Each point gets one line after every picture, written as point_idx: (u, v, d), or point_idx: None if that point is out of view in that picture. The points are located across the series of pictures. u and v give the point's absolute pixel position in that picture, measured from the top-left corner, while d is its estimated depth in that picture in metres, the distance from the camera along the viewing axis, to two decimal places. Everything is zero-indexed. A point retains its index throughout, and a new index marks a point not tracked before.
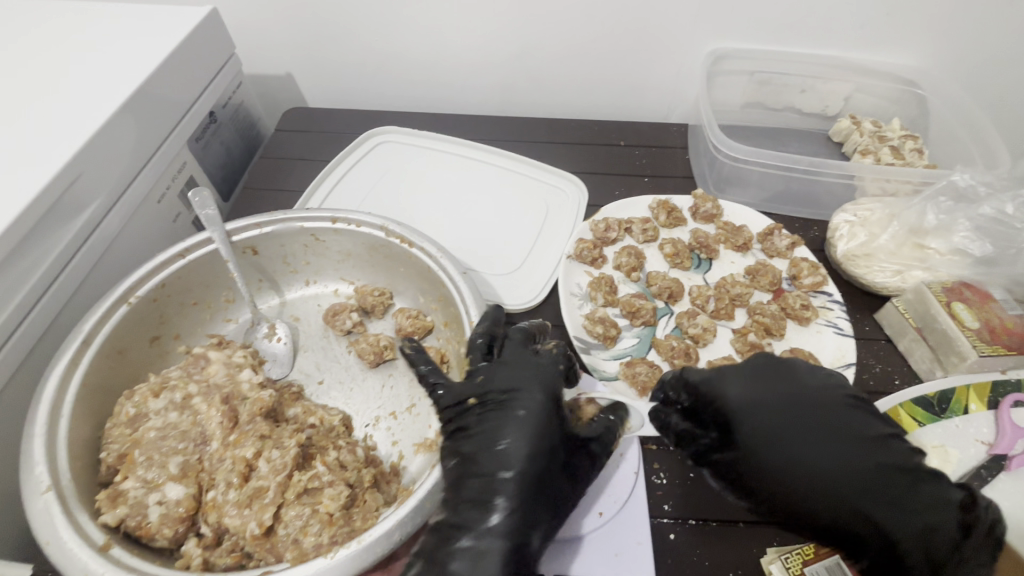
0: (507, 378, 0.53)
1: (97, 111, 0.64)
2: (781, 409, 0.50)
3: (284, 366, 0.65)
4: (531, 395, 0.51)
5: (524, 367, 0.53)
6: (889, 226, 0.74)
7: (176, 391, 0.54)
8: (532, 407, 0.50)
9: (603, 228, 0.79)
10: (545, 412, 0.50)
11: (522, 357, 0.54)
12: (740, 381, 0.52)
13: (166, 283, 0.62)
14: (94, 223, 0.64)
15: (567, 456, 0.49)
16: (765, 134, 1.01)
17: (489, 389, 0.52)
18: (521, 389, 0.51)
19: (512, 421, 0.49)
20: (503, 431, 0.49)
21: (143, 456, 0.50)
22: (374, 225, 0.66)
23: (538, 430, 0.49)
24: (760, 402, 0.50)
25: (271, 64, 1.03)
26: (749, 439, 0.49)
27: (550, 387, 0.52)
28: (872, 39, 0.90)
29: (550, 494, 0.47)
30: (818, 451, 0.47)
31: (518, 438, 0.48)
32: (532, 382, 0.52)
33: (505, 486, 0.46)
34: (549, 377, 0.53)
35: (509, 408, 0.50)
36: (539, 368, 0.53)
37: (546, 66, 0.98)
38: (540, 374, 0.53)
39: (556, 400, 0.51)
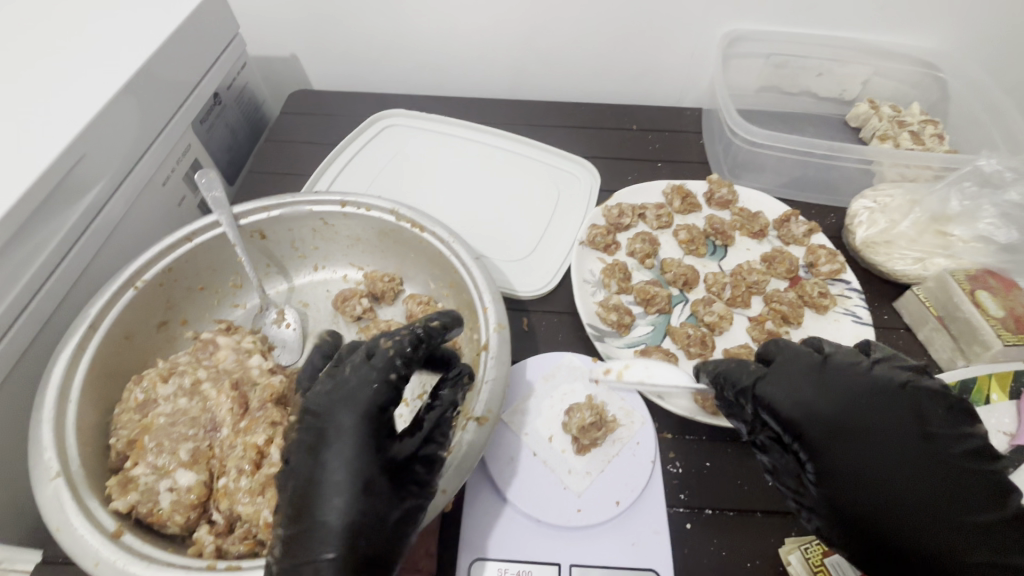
0: (324, 400, 0.45)
1: (100, 90, 0.62)
2: (853, 409, 0.46)
3: (294, 352, 0.64)
4: (339, 421, 0.43)
5: (340, 383, 0.45)
6: (910, 213, 0.72)
7: (185, 376, 0.54)
8: (340, 438, 0.43)
9: (617, 213, 0.77)
10: (355, 440, 0.43)
11: (349, 372, 0.46)
12: (802, 382, 0.48)
13: (173, 267, 0.60)
14: (98, 206, 0.63)
15: (386, 487, 0.42)
16: (781, 119, 0.99)
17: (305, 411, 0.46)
18: (332, 415, 0.44)
19: (324, 456, 0.42)
20: (316, 469, 0.42)
21: (153, 442, 0.49)
22: (384, 209, 0.65)
23: (352, 464, 0.42)
24: (831, 403, 0.47)
25: (275, 45, 1.01)
26: (820, 441, 0.46)
27: (364, 407, 0.44)
28: (893, 19, 0.88)
29: (376, 536, 0.41)
30: (891, 454, 0.44)
31: (328, 478, 0.41)
32: (341, 405, 0.44)
33: (324, 537, 0.40)
34: (366, 394, 0.45)
35: (322, 436, 0.43)
36: (358, 382, 0.45)
37: (558, 47, 0.95)
38: (356, 392, 0.45)
39: (373, 420, 0.44)
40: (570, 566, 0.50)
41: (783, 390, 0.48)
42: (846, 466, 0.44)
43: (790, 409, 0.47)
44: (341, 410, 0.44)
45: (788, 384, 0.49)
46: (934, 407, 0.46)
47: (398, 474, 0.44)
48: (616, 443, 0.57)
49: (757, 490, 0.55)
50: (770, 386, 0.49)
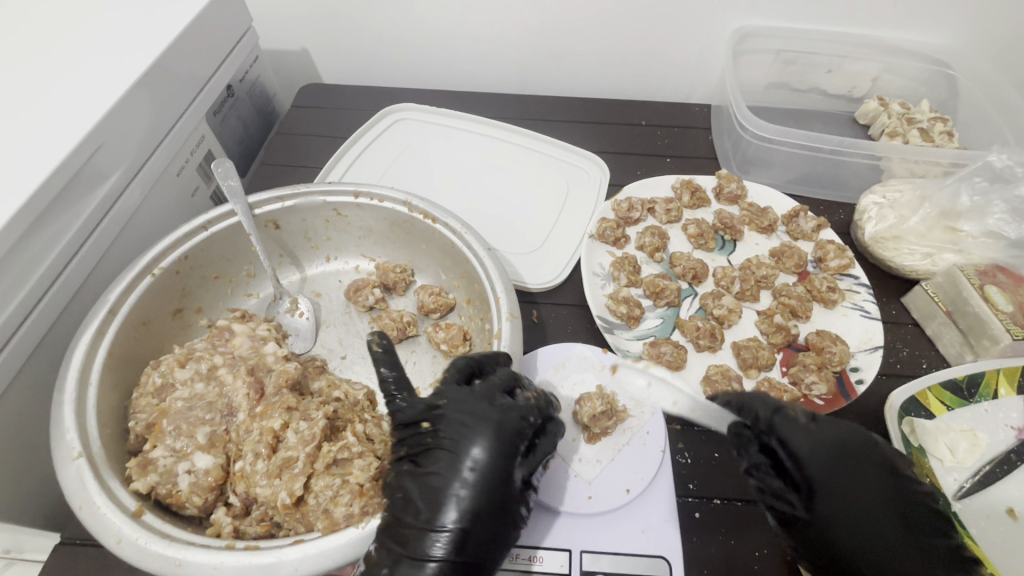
0: (461, 418, 0.47)
1: (118, 81, 0.63)
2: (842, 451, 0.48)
3: (307, 340, 0.64)
4: (483, 439, 0.46)
5: (483, 405, 0.48)
6: (919, 208, 0.73)
7: (201, 361, 0.54)
8: (484, 454, 0.45)
9: (626, 208, 0.78)
10: (496, 461, 0.45)
11: (493, 399, 0.48)
12: (811, 425, 0.49)
13: (189, 255, 0.61)
14: (115, 195, 0.63)
15: (507, 510, 0.45)
16: (790, 115, 0.99)
17: (439, 422, 0.47)
18: (475, 431, 0.46)
19: (459, 468, 0.45)
20: (439, 480, 0.44)
21: (171, 426, 0.50)
22: (397, 201, 0.65)
23: (485, 483, 0.44)
24: (834, 446, 0.48)
25: (287, 40, 1.01)
26: (823, 480, 0.47)
27: (506, 435, 0.46)
28: (902, 16, 0.88)
29: (485, 549, 0.43)
30: (875, 498, 0.46)
31: (458, 491, 0.44)
32: (490, 421, 0.47)
33: (439, 539, 0.42)
34: (512, 423, 0.47)
35: (455, 450, 0.46)
36: (503, 410, 0.48)
37: (568, 43, 0.96)
38: (503, 418, 0.47)
39: (511, 449, 0.46)
40: (581, 552, 0.50)
41: (799, 430, 0.49)
42: (840, 502, 0.46)
43: (803, 448, 0.48)
44: (479, 431, 0.46)
45: (802, 424, 0.49)
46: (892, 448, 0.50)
47: (520, 495, 0.46)
48: (626, 432, 0.58)
49: None
50: (788, 424, 0.49)
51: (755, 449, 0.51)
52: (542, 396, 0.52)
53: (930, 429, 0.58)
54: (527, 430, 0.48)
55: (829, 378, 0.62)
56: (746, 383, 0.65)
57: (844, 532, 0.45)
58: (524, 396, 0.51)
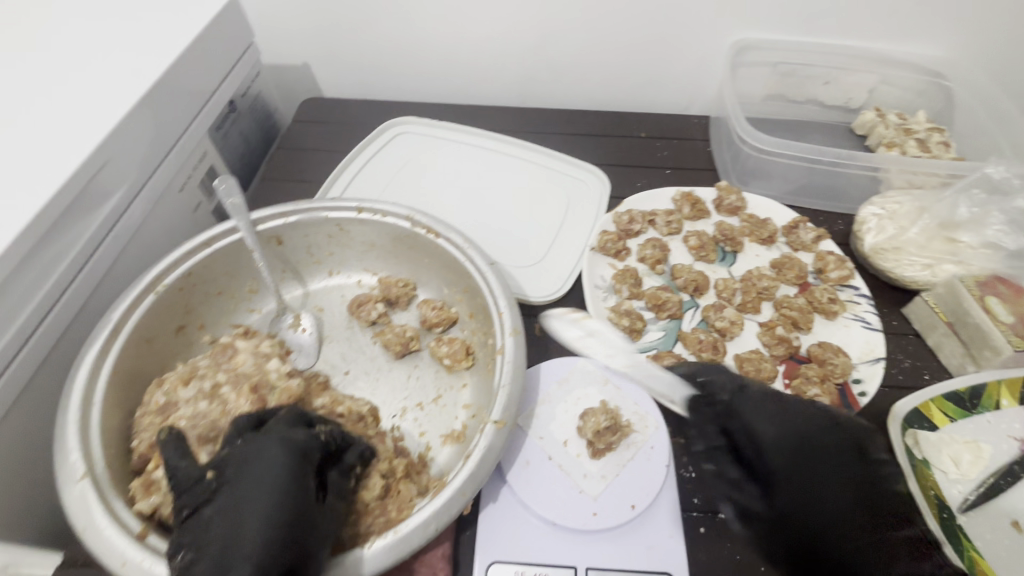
0: (240, 455, 0.44)
1: (122, 99, 0.63)
2: (801, 447, 0.52)
3: (310, 356, 0.64)
4: (253, 471, 0.42)
5: (262, 437, 0.45)
6: (918, 219, 0.73)
7: (205, 380, 0.54)
8: (272, 470, 0.42)
9: (627, 220, 0.79)
10: (274, 489, 0.42)
11: (278, 427, 0.46)
12: (769, 416, 0.54)
13: (192, 272, 0.61)
14: (119, 212, 0.64)
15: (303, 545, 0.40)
16: (789, 126, 1.00)
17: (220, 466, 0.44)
18: (254, 461, 0.43)
19: (262, 485, 0.42)
20: (224, 523, 0.40)
21: (175, 445, 0.50)
22: (400, 216, 0.66)
23: (277, 494, 0.41)
24: (796, 432, 0.53)
25: (288, 55, 1.02)
26: (783, 470, 0.52)
27: (281, 460, 0.43)
28: (898, 29, 0.89)
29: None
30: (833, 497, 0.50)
31: (242, 528, 0.40)
32: (272, 456, 0.43)
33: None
34: (292, 445, 0.44)
35: (241, 484, 0.42)
36: (287, 432, 0.46)
37: (567, 57, 0.97)
38: (285, 444, 0.44)
39: (294, 476, 0.43)
40: (587, 569, 0.50)
41: (759, 419, 0.54)
42: (797, 491, 0.51)
43: (764, 440, 0.53)
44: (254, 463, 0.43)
45: (762, 416, 0.54)
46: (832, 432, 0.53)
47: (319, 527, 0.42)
48: (631, 447, 0.57)
49: None
50: (757, 417, 0.54)
51: (711, 432, 0.57)
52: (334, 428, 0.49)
53: (932, 441, 0.58)
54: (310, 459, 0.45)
55: (832, 391, 0.63)
56: None
57: (816, 517, 0.49)
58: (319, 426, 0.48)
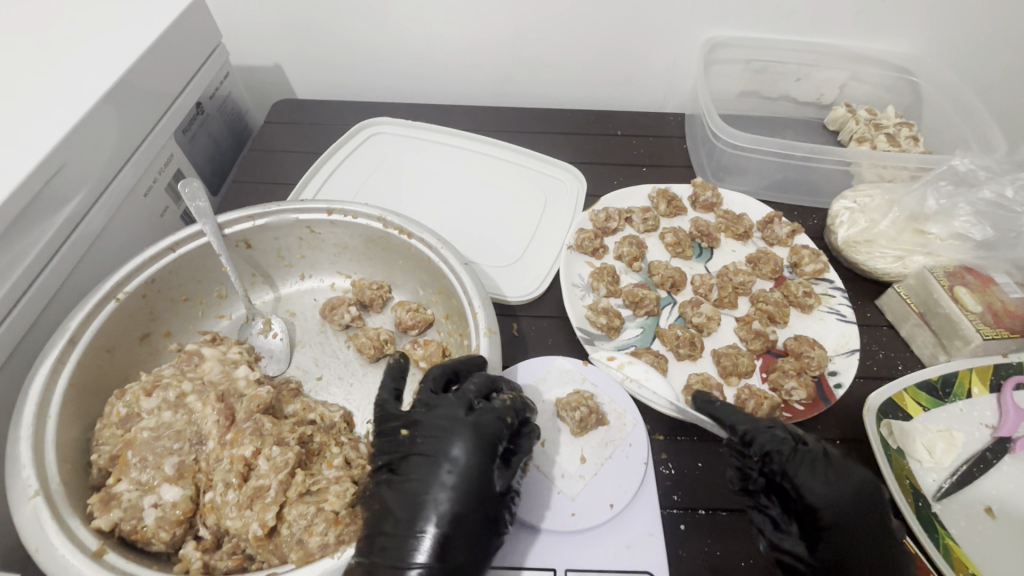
0: (437, 423, 0.47)
1: (77, 100, 0.61)
2: (853, 507, 0.47)
3: (280, 362, 0.63)
4: (461, 440, 0.46)
5: (460, 411, 0.48)
6: (889, 212, 0.74)
7: (169, 389, 0.52)
8: (462, 459, 0.45)
9: (604, 218, 0.78)
10: (475, 455, 0.45)
11: (451, 411, 0.48)
12: (824, 473, 0.49)
13: (156, 278, 0.59)
14: (78, 217, 0.61)
15: (489, 506, 0.44)
16: (762, 124, 1.01)
17: (419, 426, 0.47)
18: (455, 433, 0.46)
19: (439, 472, 0.44)
20: (422, 482, 0.44)
21: (136, 457, 0.47)
22: (372, 216, 0.64)
23: (465, 483, 0.44)
24: (845, 492, 0.48)
25: (258, 55, 1.00)
26: (828, 517, 0.47)
27: (485, 435, 0.46)
28: (866, 27, 0.90)
29: (468, 555, 0.42)
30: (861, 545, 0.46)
31: (440, 485, 0.44)
32: (463, 427, 0.46)
33: (421, 544, 0.41)
34: (487, 427, 0.47)
35: (443, 449, 0.45)
36: (475, 415, 0.47)
37: (541, 56, 0.96)
38: (479, 420, 0.47)
39: (490, 451, 0.46)
40: (565, 571, 0.50)
41: (812, 476, 0.49)
42: (836, 536, 0.47)
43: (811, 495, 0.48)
44: (460, 433, 0.46)
45: (813, 472, 0.49)
46: (853, 482, 0.48)
47: (501, 502, 0.46)
48: (608, 446, 0.57)
49: None
50: (797, 470, 0.49)
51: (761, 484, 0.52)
52: (519, 399, 0.51)
53: (904, 431, 0.59)
54: (507, 430, 0.48)
55: (808, 384, 0.62)
56: (727, 391, 0.64)
57: (847, 550, 0.46)
58: (501, 398, 0.50)
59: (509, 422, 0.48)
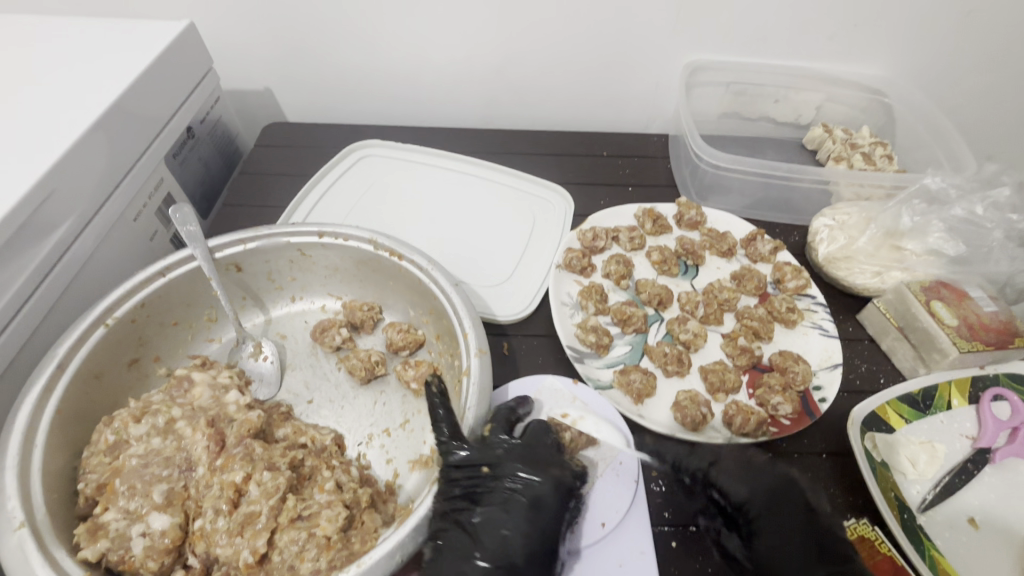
0: (520, 466, 0.52)
1: (69, 128, 0.62)
2: (775, 501, 0.52)
3: (271, 386, 0.62)
4: (544, 485, 0.51)
5: (544, 460, 0.53)
6: (866, 229, 0.76)
7: (159, 415, 0.52)
8: (547, 504, 0.51)
9: (591, 237, 0.80)
10: (556, 499, 0.51)
11: (544, 456, 0.54)
12: (741, 474, 0.54)
13: (146, 303, 0.59)
14: (67, 242, 0.62)
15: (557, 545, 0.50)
16: (743, 144, 1.04)
17: (504, 466, 0.51)
18: (539, 478, 0.52)
19: (522, 511, 0.49)
20: (503, 519, 0.49)
21: (124, 485, 0.47)
22: (362, 239, 0.65)
23: (545, 525, 0.49)
24: (762, 488, 0.53)
25: (249, 79, 1.01)
26: (754, 514, 0.52)
27: (562, 485, 0.52)
28: (839, 52, 0.94)
29: None
30: (798, 539, 0.50)
31: (524, 522, 0.49)
32: (549, 474, 0.52)
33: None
34: (565, 477, 0.53)
35: (528, 490, 0.50)
36: (557, 464, 0.54)
37: (528, 80, 0.99)
38: (559, 470, 0.53)
39: (564, 499, 0.52)
40: None
41: (731, 478, 0.54)
42: (765, 530, 0.51)
43: (734, 495, 0.53)
44: (546, 481, 0.52)
45: (734, 475, 0.54)
46: (773, 481, 0.53)
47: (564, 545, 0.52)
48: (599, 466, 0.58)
49: None
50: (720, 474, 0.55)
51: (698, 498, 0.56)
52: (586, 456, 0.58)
53: (888, 443, 0.60)
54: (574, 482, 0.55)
55: (793, 399, 0.64)
56: (715, 408, 0.65)
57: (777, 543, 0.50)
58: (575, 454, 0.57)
59: (576, 475, 0.55)
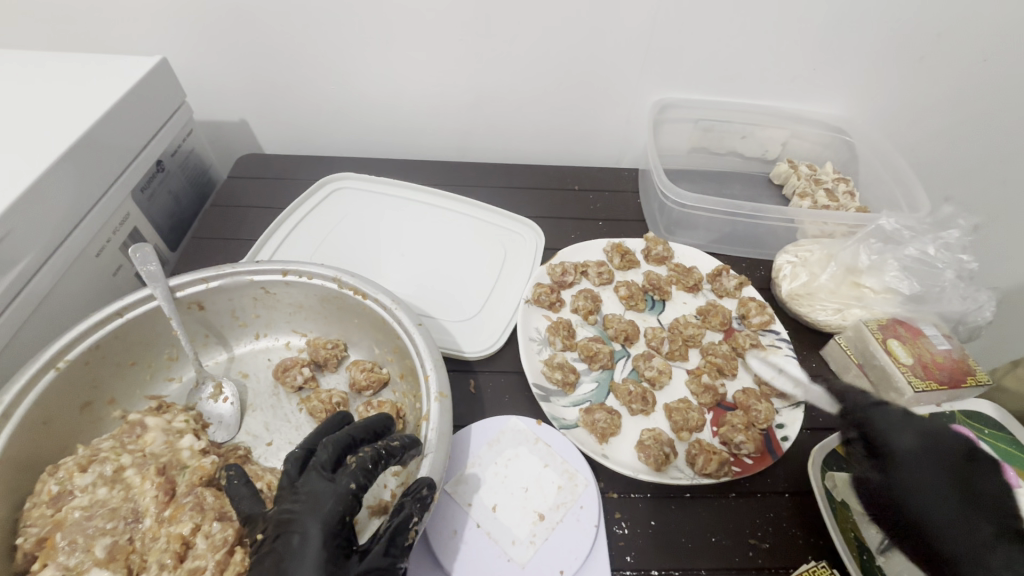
0: (293, 510, 0.45)
1: (27, 166, 0.61)
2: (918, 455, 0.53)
3: (230, 429, 0.61)
4: (305, 527, 0.44)
5: (309, 492, 0.46)
6: (827, 266, 0.78)
7: (106, 463, 0.51)
8: (314, 544, 0.43)
9: (560, 271, 0.81)
10: (322, 535, 0.44)
11: (312, 485, 0.47)
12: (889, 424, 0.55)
13: (101, 344, 0.58)
14: (23, 281, 0.61)
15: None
16: (712, 178, 1.07)
17: (272, 516, 0.45)
18: (297, 520, 0.44)
19: (293, 556, 0.42)
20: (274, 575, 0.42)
21: (65, 540, 0.45)
22: (327, 277, 0.65)
23: (315, 567, 0.42)
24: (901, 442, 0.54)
25: (224, 111, 1.02)
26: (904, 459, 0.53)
27: (331, 517, 0.45)
28: (801, 92, 0.98)
29: None
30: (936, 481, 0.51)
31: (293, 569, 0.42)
32: (307, 512, 0.45)
33: None
34: (325, 506, 0.46)
35: (295, 533, 0.44)
36: (318, 493, 0.46)
37: (502, 114, 1.01)
38: (314, 503, 0.46)
39: (333, 533, 0.44)
40: None
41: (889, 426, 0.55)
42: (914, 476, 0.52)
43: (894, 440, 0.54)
44: (307, 521, 0.45)
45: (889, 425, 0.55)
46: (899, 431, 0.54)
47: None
48: (559, 509, 0.57)
49: (724, 544, 0.57)
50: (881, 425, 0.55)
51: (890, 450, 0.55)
52: (371, 453, 0.50)
53: (848, 483, 0.60)
54: (354, 503, 0.47)
55: (756, 438, 0.64)
56: (678, 447, 0.65)
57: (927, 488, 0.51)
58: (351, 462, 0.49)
59: (353, 491, 0.47)
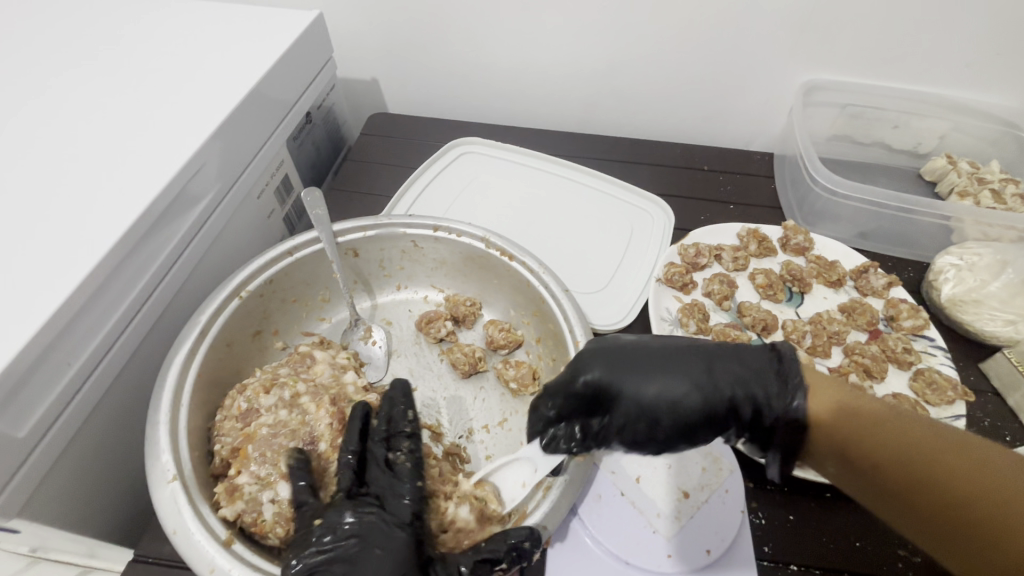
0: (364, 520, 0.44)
1: (217, 107, 0.66)
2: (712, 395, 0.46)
3: (379, 369, 0.65)
4: (384, 538, 0.43)
5: (382, 493, 0.48)
6: (1001, 273, 0.71)
7: (285, 388, 0.55)
8: (402, 546, 0.44)
9: (693, 253, 0.78)
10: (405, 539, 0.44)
11: (379, 484, 0.48)
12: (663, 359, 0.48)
13: (274, 279, 0.62)
14: (207, 214, 0.66)
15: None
16: (852, 169, 0.99)
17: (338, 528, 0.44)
18: (372, 529, 0.44)
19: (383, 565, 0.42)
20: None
21: (256, 452, 0.50)
22: (475, 236, 0.66)
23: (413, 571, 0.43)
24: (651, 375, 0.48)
25: (358, 68, 1.05)
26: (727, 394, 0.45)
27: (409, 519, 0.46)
28: (978, 79, 0.87)
29: None
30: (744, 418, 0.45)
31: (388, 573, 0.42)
32: (389, 521, 0.45)
33: None
34: (403, 508, 0.47)
35: (375, 544, 0.43)
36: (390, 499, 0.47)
37: (633, 85, 0.97)
38: (391, 507, 0.46)
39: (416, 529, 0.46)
40: None
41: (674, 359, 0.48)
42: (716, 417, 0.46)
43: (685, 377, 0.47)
44: (391, 528, 0.44)
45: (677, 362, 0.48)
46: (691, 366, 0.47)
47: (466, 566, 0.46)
48: (704, 489, 0.56)
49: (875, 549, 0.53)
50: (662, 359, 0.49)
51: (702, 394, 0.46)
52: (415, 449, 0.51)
53: None
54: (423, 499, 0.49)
55: None
56: None
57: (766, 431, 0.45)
58: (402, 461, 0.50)
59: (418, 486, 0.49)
